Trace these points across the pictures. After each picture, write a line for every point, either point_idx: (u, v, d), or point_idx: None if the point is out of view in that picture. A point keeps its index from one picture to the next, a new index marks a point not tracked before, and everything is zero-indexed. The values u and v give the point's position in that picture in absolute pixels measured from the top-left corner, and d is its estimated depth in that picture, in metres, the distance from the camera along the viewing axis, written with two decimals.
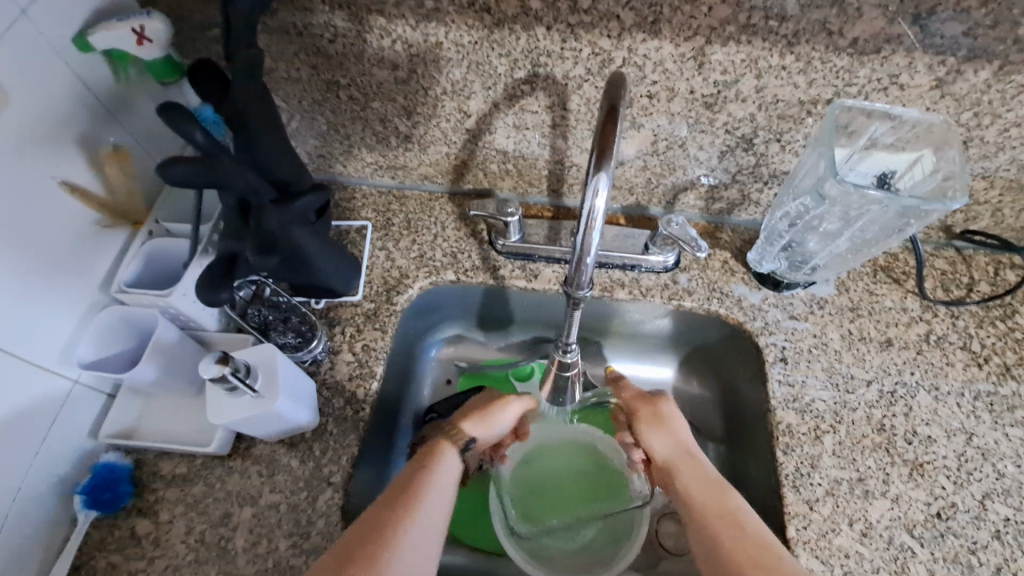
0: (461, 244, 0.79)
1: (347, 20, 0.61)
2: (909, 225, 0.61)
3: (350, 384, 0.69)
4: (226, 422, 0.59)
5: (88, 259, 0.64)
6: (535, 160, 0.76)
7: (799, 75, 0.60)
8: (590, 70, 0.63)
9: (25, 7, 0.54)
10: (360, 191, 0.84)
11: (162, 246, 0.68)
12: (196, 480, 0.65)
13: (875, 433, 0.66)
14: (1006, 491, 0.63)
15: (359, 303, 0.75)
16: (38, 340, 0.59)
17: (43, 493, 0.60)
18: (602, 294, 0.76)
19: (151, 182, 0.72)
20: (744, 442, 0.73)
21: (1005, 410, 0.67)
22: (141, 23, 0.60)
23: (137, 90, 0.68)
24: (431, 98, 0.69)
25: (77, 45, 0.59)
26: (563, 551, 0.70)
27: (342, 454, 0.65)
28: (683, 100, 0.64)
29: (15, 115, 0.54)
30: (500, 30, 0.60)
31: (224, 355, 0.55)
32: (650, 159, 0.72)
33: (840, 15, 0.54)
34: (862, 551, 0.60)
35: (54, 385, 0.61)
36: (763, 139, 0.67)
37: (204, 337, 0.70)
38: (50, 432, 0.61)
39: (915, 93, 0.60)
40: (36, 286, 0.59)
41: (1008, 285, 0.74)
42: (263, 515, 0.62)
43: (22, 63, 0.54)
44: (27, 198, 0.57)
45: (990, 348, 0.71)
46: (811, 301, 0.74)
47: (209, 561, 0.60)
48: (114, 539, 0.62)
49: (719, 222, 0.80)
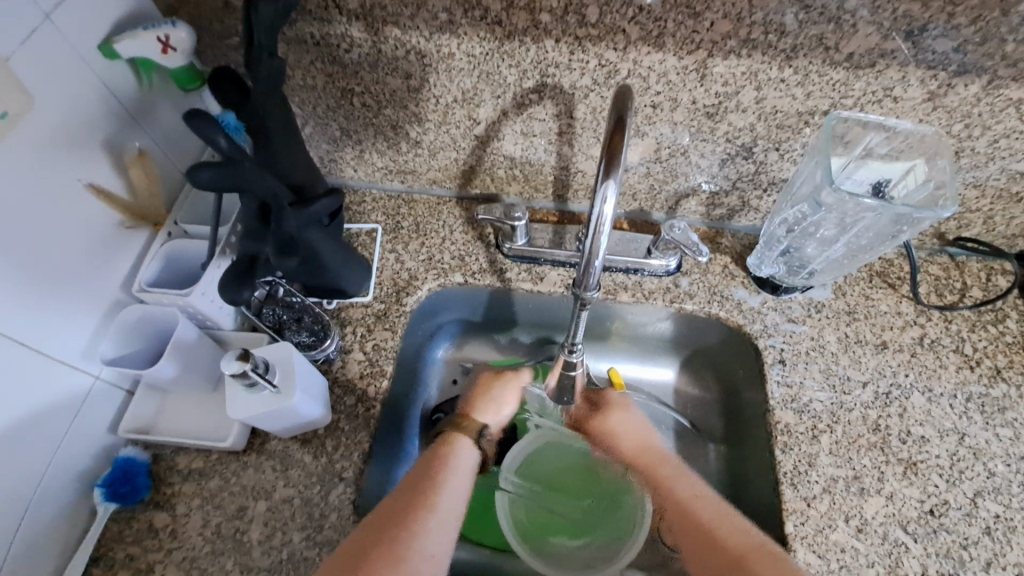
0: (469, 247, 0.82)
1: (363, 31, 0.64)
2: (902, 232, 0.64)
3: (361, 382, 0.71)
4: (245, 417, 0.61)
5: (110, 260, 0.66)
6: (541, 166, 0.78)
7: (797, 87, 0.62)
8: (596, 80, 0.65)
9: (52, 15, 0.56)
10: (370, 195, 0.86)
11: (182, 247, 0.70)
12: (212, 474, 0.67)
13: (870, 432, 0.68)
14: (996, 489, 0.65)
15: (369, 304, 0.77)
16: (60, 336, 0.61)
17: (63, 487, 0.62)
18: (606, 297, 0.78)
19: (171, 185, 0.74)
20: (743, 442, 0.76)
21: (996, 411, 0.70)
22: (166, 33, 0.62)
23: (159, 97, 0.70)
24: (442, 106, 0.71)
25: (103, 53, 0.61)
26: (565, 548, 0.72)
27: (354, 449, 0.67)
28: (685, 110, 0.67)
29: (43, 119, 0.57)
30: (511, 41, 0.62)
31: (244, 352, 0.58)
32: (653, 166, 0.74)
33: (836, 31, 0.56)
34: (857, 546, 0.62)
35: (75, 381, 0.63)
36: (762, 148, 0.70)
37: (220, 336, 0.72)
38: (72, 428, 0.63)
39: (908, 105, 0.62)
40: (61, 285, 0.61)
41: (999, 291, 0.77)
42: (278, 509, 0.64)
43: (48, 68, 0.56)
44: (54, 200, 0.59)
45: (982, 351, 0.73)
46: (809, 305, 0.76)
47: (225, 552, 0.62)
48: (133, 531, 0.64)
49: (719, 228, 0.83)
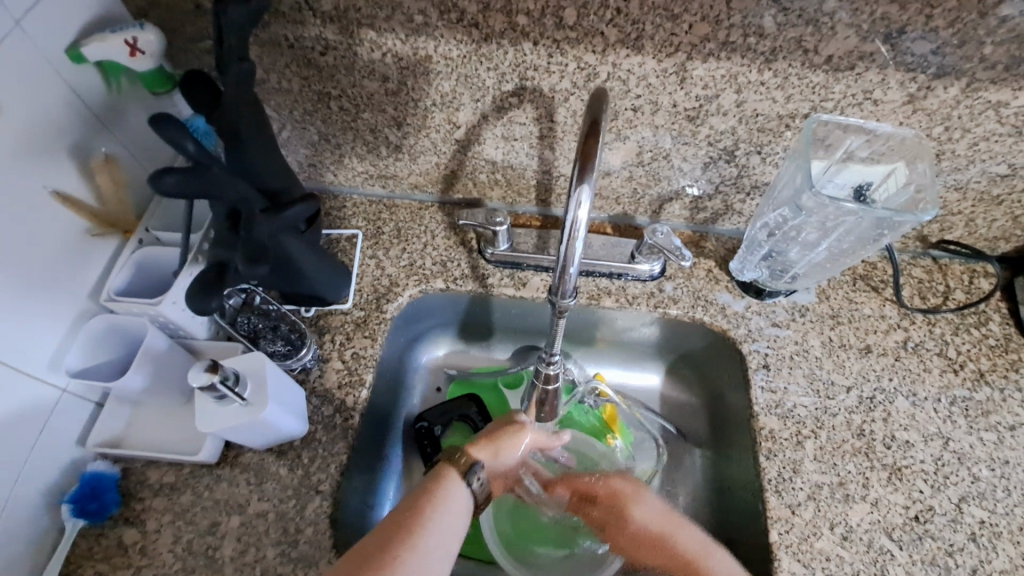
0: (450, 253, 0.80)
1: (339, 34, 0.63)
2: (883, 236, 0.63)
3: (340, 392, 0.70)
4: (215, 430, 0.59)
5: (77, 270, 0.64)
6: (523, 171, 0.77)
7: (777, 90, 0.62)
8: (576, 84, 0.64)
9: (22, 21, 0.55)
10: (351, 201, 0.85)
11: (152, 255, 0.68)
12: (185, 488, 0.65)
13: (855, 438, 0.68)
14: (981, 494, 0.65)
15: (349, 311, 0.75)
16: (26, 348, 0.59)
17: (29, 503, 0.60)
18: (589, 302, 0.77)
19: (142, 191, 0.72)
20: (728, 449, 0.75)
21: (980, 415, 0.69)
22: (134, 35, 0.61)
23: (128, 101, 0.69)
24: (421, 110, 0.70)
25: (69, 55, 0.59)
26: (551, 556, 0.72)
27: (331, 461, 0.66)
28: (666, 113, 0.66)
29: (8, 125, 0.55)
30: (488, 44, 0.61)
31: (212, 363, 0.56)
32: (635, 170, 0.74)
33: (815, 33, 0.56)
34: (843, 554, 0.61)
35: (41, 394, 0.61)
36: (744, 152, 0.69)
37: (193, 346, 0.70)
38: (38, 443, 0.61)
39: (889, 108, 0.62)
40: (26, 295, 0.59)
41: (982, 293, 0.77)
42: (251, 523, 0.63)
43: (12, 70, 0.54)
44: (19, 208, 0.57)
45: (966, 354, 0.73)
46: (793, 309, 0.76)
47: (196, 570, 0.60)
48: (101, 548, 0.62)
49: (703, 232, 0.82)
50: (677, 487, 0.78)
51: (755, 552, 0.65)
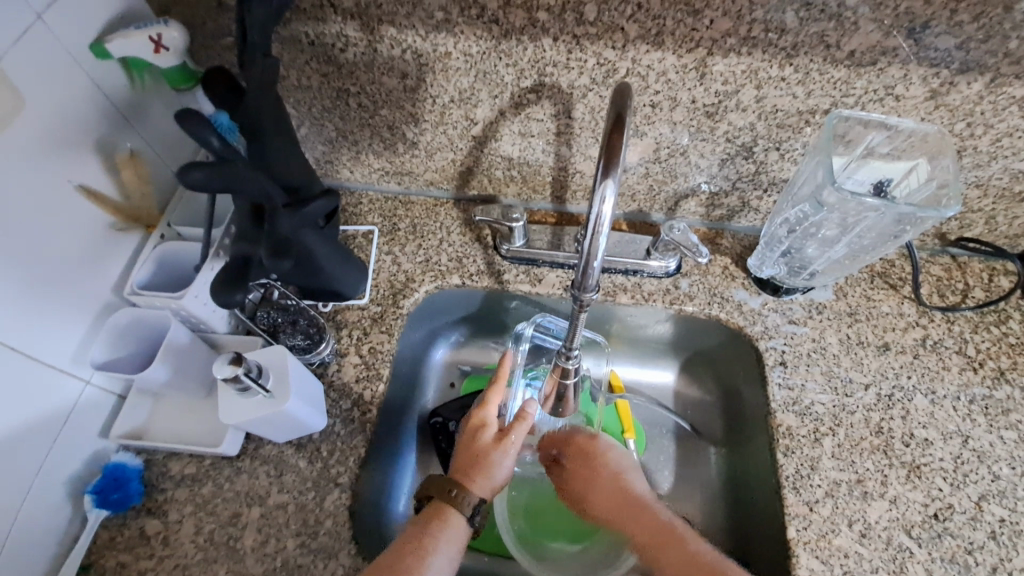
0: (466, 249, 0.81)
1: (359, 30, 0.63)
2: (904, 233, 0.63)
3: (357, 386, 0.70)
4: (237, 422, 0.60)
5: (100, 263, 0.65)
6: (539, 167, 0.77)
7: (798, 85, 0.61)
8: (595, 79, 0.64)
9: (44, 15, 0.55)
10: (367, 197, 0.86)
11: (175, 249, 0.69)
12: (205, 480, 0.66)
13: (873, 435, 0.67)
14: (1001, 492, 0.64)
15: (366, 306, 0.76)
16: (51, 340, 0.60)
17: (53, 494, 0.61)
18: (606, 298, 0.77)
19: (164, 186, 0.73)
20: (744, 445, 0.75)
21: (1000, 413, 0.69)
22: (158, 31, 0.61)
23: (151, 97, 0.70)
24: (439, 106, 0.71)
25: (95, 52, 0.60)
26: (565, 553, 0.71)
27: (350, 454, 0.66)
28: (685, 109, 0.66)
29: (33, 119, 0.56)
30: (508, 40, 0.62)
31: (236, 356, 0.57)
32: (652, 167, 0.74)
33: (837, 28, 0.56)
34: (861, 551, 0.61)
35: (65, 386, 0.62)
36: (763, 148, 0.69)
37: (214, 340, 0.72)
38: (62, 434, 0.62)
39: (910, 104, 0.62)
40: (50, 288, 0.60)
41: (1002, 291, 0.76)
42: (271, 515, 0.63)
43: (39, 66, 0.55)
44: (45, 202, 0.58)
45: (985, 352, 0.72)
46: (810, 306, 0.76)
47: (218, 560, 0.61)
48: (124, 538, 0.63)
49: (719, 229, 0.82)
50: (692, 484, 0.78)
51: (772, 548, 0.65)
